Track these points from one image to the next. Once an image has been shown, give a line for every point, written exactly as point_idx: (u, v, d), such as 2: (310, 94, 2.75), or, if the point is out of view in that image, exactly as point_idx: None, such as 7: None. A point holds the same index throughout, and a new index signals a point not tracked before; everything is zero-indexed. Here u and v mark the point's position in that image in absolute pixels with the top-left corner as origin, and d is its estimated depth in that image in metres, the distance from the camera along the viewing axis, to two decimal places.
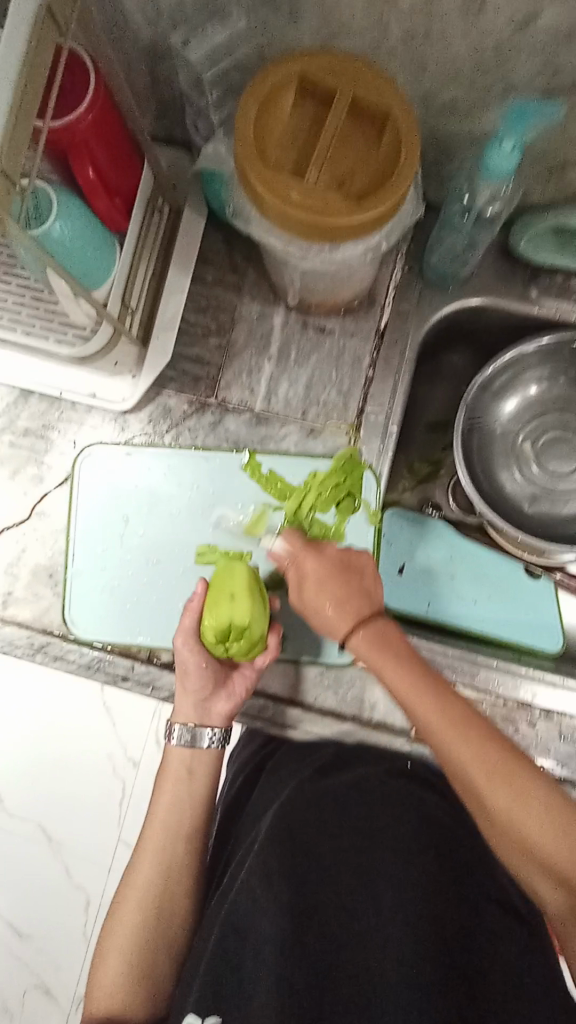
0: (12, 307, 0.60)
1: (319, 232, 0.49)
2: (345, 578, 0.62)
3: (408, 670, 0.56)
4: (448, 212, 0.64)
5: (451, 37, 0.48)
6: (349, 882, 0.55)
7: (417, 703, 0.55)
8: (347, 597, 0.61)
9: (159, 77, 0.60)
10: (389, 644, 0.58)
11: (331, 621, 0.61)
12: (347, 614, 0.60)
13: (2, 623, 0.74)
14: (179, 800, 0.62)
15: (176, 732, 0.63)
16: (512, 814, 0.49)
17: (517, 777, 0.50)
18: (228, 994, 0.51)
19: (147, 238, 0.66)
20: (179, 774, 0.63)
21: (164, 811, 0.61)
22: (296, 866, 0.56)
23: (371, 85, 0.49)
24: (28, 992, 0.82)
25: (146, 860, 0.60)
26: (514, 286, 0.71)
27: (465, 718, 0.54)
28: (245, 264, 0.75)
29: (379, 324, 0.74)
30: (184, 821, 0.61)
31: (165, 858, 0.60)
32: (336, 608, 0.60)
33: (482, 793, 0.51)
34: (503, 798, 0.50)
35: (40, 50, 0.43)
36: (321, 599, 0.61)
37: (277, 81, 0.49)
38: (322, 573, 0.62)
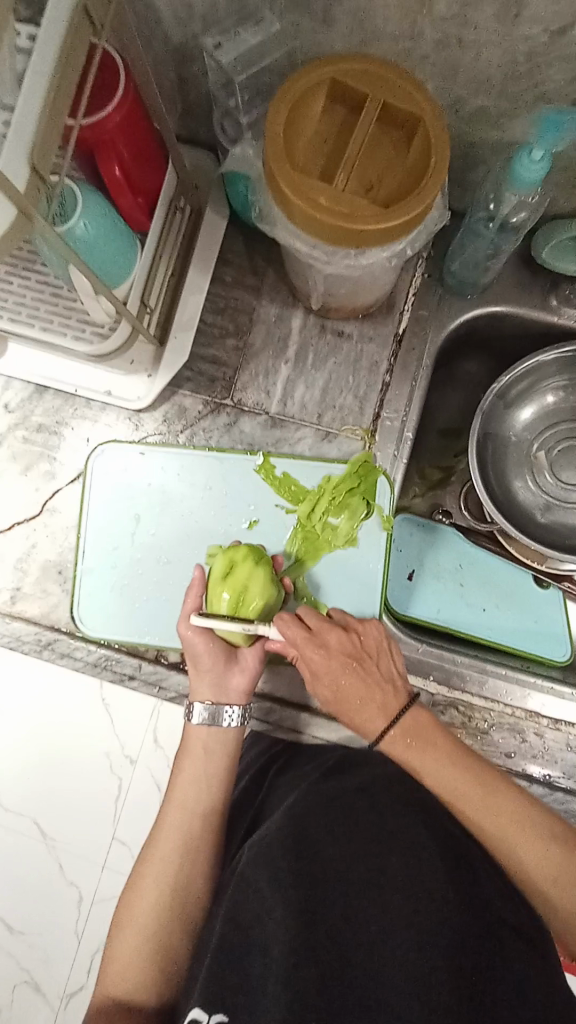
0: (29, 302, 0.59)
1: (343, 238, 0.49)
2: (359, 670, 0.64)
3: (437, 759, 0.62)
4: (473, 220, 0.64)
5: (484, 45, 0.49)
6: (355, 880, 0.54)
7: (442, 782, 0.62)
8: (366, 694, 0.64)
9: (188, 77, 0.60)
10: (416, 738, 0.63)
11: (361, 723, 0.64)
12: (374, 711, 0.63)
13: (10, 618, 0.74)
14: (199, 776, 0.61)
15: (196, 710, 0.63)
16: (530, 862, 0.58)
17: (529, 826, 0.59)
18: (231, 988, 0.51)
19: (168, 236, 0.66)
20: (201, 749, 0.63)
21: (184, 789, 0.61)
22: (303, 864, 0.55)
23: (401, 90, 0.49)
24: (17, 988, 0.81)
25: (165, 837, 0.60)
26: (534, 295, 0.71)
27: (487, 792, 0.61)
28: (265, 267, 0.76)
29: (396, 330, 0.74)
30: (202, 800, 0.61)
31: (185, 834, 0.59)
32: (363, 709, 0.64)
33: (507, 850, 0.59)
34: (518, 847, 0.58)
35: (74, 45, 0.43)
36: (343, 701, 0.64)
37: (307, 85, 0.49)
38: (336, 669, 0.63)
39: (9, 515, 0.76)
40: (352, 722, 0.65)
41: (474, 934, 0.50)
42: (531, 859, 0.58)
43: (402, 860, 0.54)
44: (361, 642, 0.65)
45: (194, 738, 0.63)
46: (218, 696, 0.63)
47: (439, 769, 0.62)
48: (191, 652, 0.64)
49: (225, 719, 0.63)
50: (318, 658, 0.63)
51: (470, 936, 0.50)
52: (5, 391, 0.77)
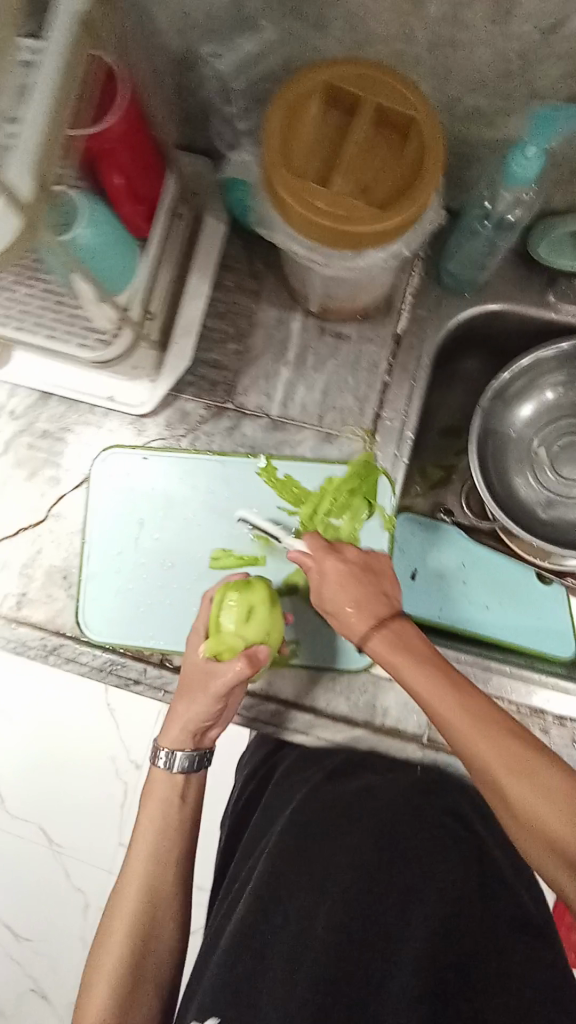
0: (34, 310, 0.60)
1: (342, 239, 0.50)
2: (365, 578, 0.61)
3: (417, 661, 0.56)
4: (468, 220, 0.65)
5: (477, 45, 0.49)
6: (360, 886, 0.55)
7: (421, 683, 0.55)
8: (365, 596, 0.60)
9: (186, 86, 0.61)
10: (400, 636, 0.58)
11: (350, 625, 0.60)
12: (362, 613, 0.59)
13: (16, 624, 0.74)
14: (162, 825, 0.61)
15: (163, 755, 0.63)
16: (510, 782, 0.49)
17: (511, 741, 0.51)
18: (233, 999, 0.50)
19: (168, 244, 0.67)
20: (167, 798, 0.62)
21: (150, 835, 0.60)
22: (307, 876, 0.57)
23: (395, 94, 0.50)
24: (25, 994, 0.83)
25: (130, 884, 0.58)
26: (530, 293, 0.72)
27: (475, 706, 0.53)
28: (263, 270, 0.76)
29: (395, 330, 0.74)
30: (169, 841, 0.60)
31: (150, 884, 0.58)
32: (359, 608, 0.60)
33: (479, 754, 0.51)
34: (504, 768, 0.50)
35: (75, 56, 0.44)
36: (335, 603, 0.61)
37: (303, 90, 0.50)
38: (342, 577, 0.61)
39: (15, 521, 0.76)
40: (343, 625, 0.61)
41: (475, 934, 0.51)
42: (511, 778, 0.49)
43: (409, 868, 0.56)
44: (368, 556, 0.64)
45: (158, 786, 0.63)
46: (189, 741, 0.63)
47: (413, 665, 0.56)
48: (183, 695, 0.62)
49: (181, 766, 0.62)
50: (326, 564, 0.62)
51: (468, 936, 0.51)
52: (10, 399, 0.78)
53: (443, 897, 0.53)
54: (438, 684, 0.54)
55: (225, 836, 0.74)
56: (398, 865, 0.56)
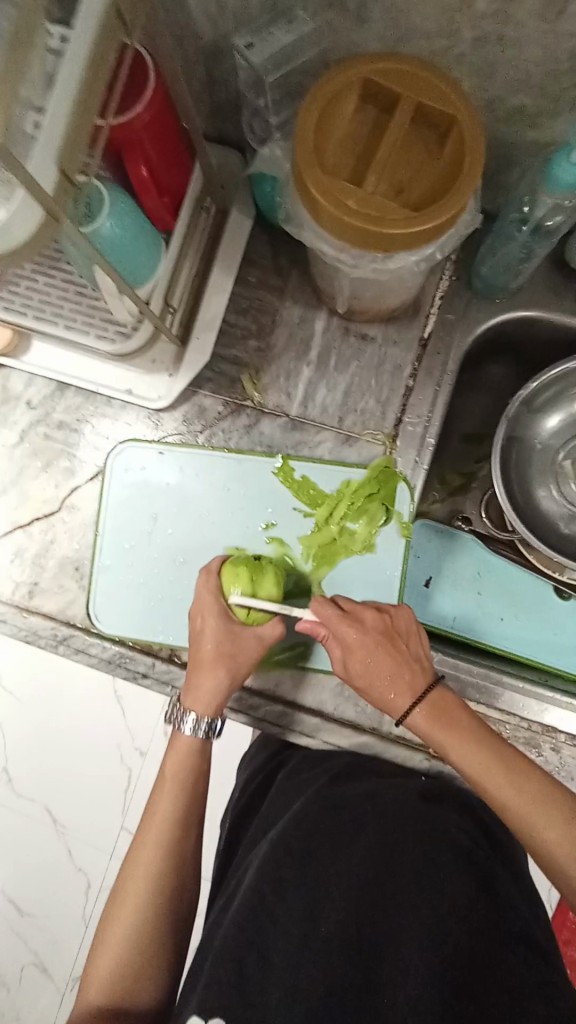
0: (55, 301, 0.59)
1: (370, 240, 0.48)
2: (394, 651, 0.59)
3: (470, 742, 0.56)
4: (505, 223, 0.62)
5: (524, 43, 0.47)
6: (364, 885, 0.54)
7: (475, 766, 0.56)
8: (397, 674, 0.58)
9: (217, 77, 0.59)
10: (446, 712, 0.58)
11: (389, 702, 0.59)
12: (402, 687, 0.58)
13: (27, 612, 0.75)
14: (185, 788, 0.59)
15: (191, 717, 0.60)
16: (558, 848, 0.52)
17: (562, 811, 0.54)
18: (228, 989, 0.51)
19: (192, 236, 0.66)
20: (191, 763, 0.60)
21: (172, 797, 0.59)
22: (307, 873, 0.57)
23: (436, 92, 0.47)
24: (26, 969, 0.85)
25: (150, 849, 0.57)
26: (565, 300, 0.69)
27: (532, 787, 0.54)
28: (289, 267, 0.75)
29: (421, 333, 0.73)
30: (187, 808, 0.59)
31: (171, 849, 0.57)
32: (392, 688, 0.58)
33: (530, 832, 0.53)
34: (555, 838, 0.52)
35: (106, 45, 0.42)
36: (373, 678, 0.59)
37: (341, 85, 0.48)
38: (370, 649, 0.59)
39: (29, 510, 0.77)
40: (379, 701, 0.59)
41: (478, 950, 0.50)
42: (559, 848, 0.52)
43: (409, 867, 0.56)
44: (393, 621, 0.61)
45: (181, 748, 0.60)
46: (216, 706, 0.60)
47: (466, 746, 0.56)
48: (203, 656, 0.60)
49: (204, 731, 0.60)
50: (350, 631, 0.59)
51: (474, 955, 0.49)
52: (28, 388, 0.78)
53: (448, 899, 0.53)
54: (486, 758, 0.56)
55: (225, 832, 0.76)
56: (400, 867, 0.55)
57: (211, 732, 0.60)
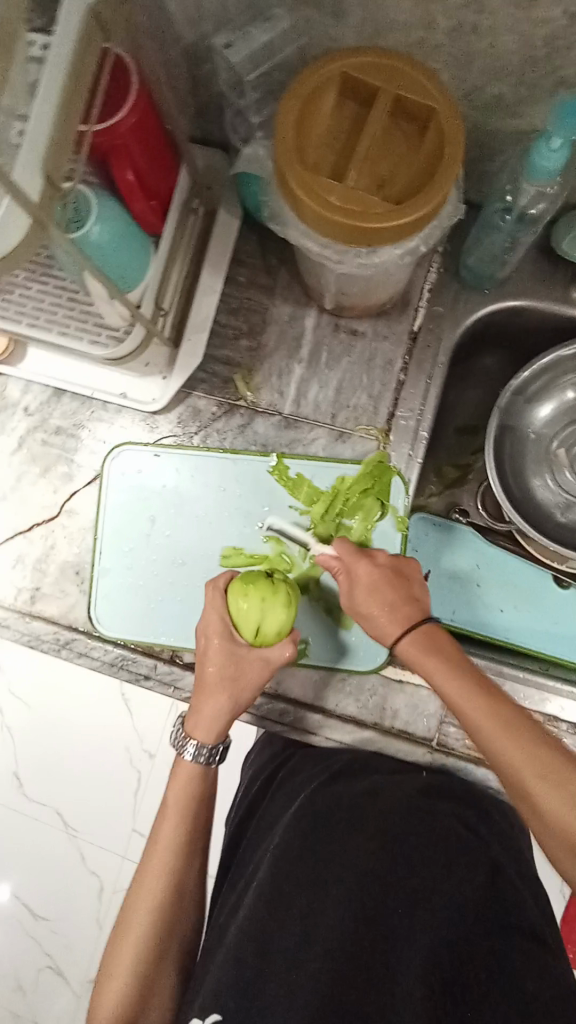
0: (47, 307, 0.60)
1: (353, 235, 0.48)
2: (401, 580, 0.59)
3: (453, 668, 0.54)
4: (489, 212, 0.63)
5: (500, 32, 0.47)
6: (368, 892, 0.54)
7: (453, 688, 0.53)
8: (399, 604, 0.58)
9: (198, 78, 0.60)
10: (435, 640, 0.56)
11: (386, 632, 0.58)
12: (398, 619, 0.58)
13: (30, 617, 0.75)
14: (190, 814, 0.59)
15: (191, 747, 0.59)
16: (536, 775, 0.48)
17: (542, 746, 0.49)
18: (235, 997, 0.51)
19: (181, 238, 0.67)
20: (195, 785, 0.60)
21: (175, 823, 0.58)
22: (310, 874, 0.57)
23: (413, 84, 0.48)
24: (42, 973, 0.86)
25: (154, 879, 0.56)
26: (553, 289, 0.69)
27: (519, 729, 0.50)
28: (278, 266, 0.75)
29: (412, 327, 0.73)
30: (189, 835, 0.58)
31: (175, 876, 0.57)
32: (389, 616, 0.58)
33: (511, 771, 0.49)
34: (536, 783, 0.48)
35: (86, 51, 0.43)
36: (373, 610, 0.59)
37: (319, 82, 0.48)
38: (375, 584, 0.59)
39: (29, 517, 0.77)
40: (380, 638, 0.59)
41: (478, 946, 0.51)
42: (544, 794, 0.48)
43: (413, 860, 0.56)
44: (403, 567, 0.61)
45: (185, 772, 0.60)
46: (221, 727, 0.59)
47: (447, 671, 0.54)
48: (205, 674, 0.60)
49: (207, 759, 0.59)
50: (360, 569, 0.60)
51: (472, 949, 0.50)
52: (24, 395, 0.79)
53: (451, 895, 0.53)
54: (470, 690, 0.53)
55: (230, 832, 0.76)
56: (403, 866, 0.56)
57: (213, 756, 0.60)
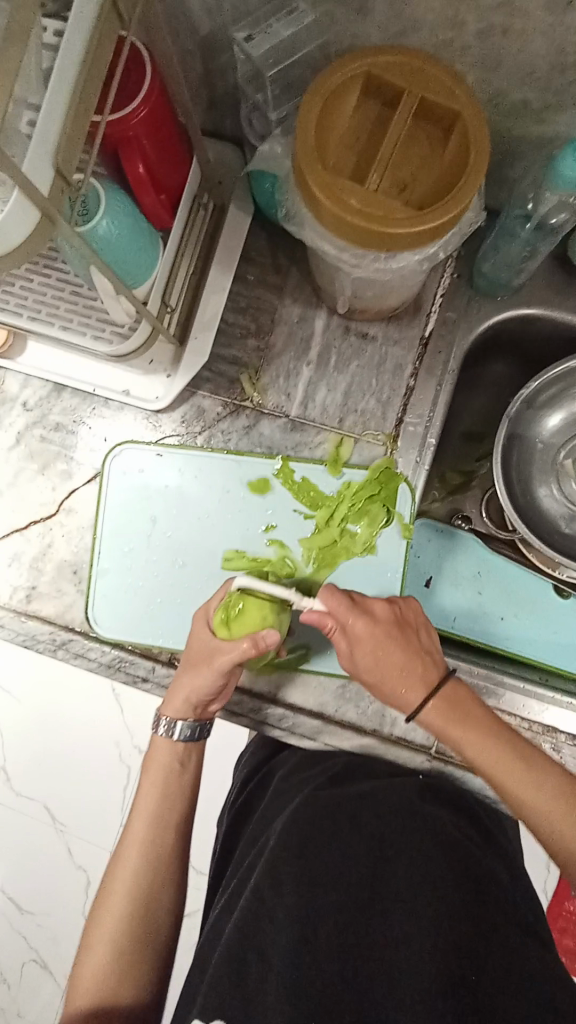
0: (49, 301, 0.57)
1: (370, 240, 0.47)
2: (402, 639, 0.58)
3: (476, 730, 0.57)
4: (508, 220, 0.62)
5: (530, 35, 0.46)
6: (357, 887, 0.54)
7: (474, 744, 0.56)
8: (407, 661, 0.58)
9: (214, 69, 0.57)
10: (454, 704, 0.58)
11: (399, 694, 0.58)
12: (414, 681, 0.58)
13: (25, 616, 0.74)
14: (166, 789, 0.59)
15: (162, 724, 0.61)
16: (548, 813, 0.54)
17: (544, 774, 0.55)
18: (227, 990, 0.51)
19: (190, 234, 0.65)
20: (167, 766, 0.61)
21: (150, 801, 0.59)
22: (307, 877, 0.56)
23: (439, 87, 0.46)
24: (26, 966, 0.85)
25: (130, 855, 0.57)
26: (568, 298, 0.69)
27: (526, 764, 0.56)
28: (288, 265, 0.74)
29: (422, 333, 0.72)
30: (167, 815, 0.59)
31: (150, 854, 0.57)
32: (403, 680, 0.58)
33: (530, 809, 0.55)
34: (547, 809, 0.54)
35: (102, 39, 0.41)
36: (383, 670, 0.57)
37: (342, 79, 0.47)
38: (379, 638, 0.57)
39: (26, 514, 0.76)
40: (389, 696, 0.59)
41: (468, 943, 0.50)
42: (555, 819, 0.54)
43: (408, 870, 0.55)
44: (401, 612, 0.60)
45: (160, 754, 0.61)
46: (192, 711, 0.61)
47: (470, 731, 0.57)
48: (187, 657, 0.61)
49: (179, 735, 0.60)
50: (358, 624, 0.57)
51: (469, 953, 0.50)
52: (24, 389, 0.77)
53: (449, 900, 0.53)
54: (489, 742, 0.56)
55: (224, 829, 0.76)
56: (399, 869, 0.56)
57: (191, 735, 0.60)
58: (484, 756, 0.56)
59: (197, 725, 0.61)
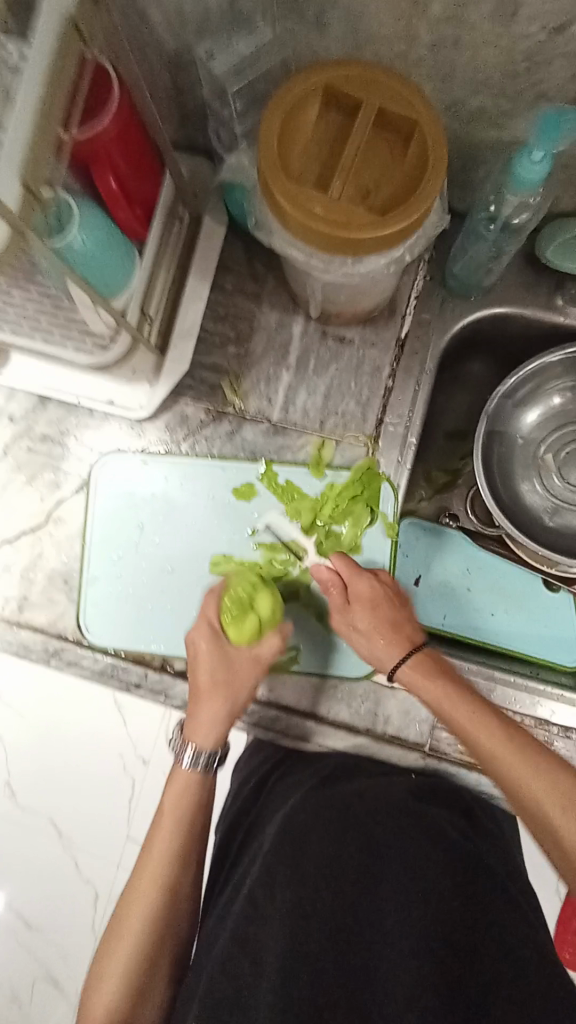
0: (31, 314, 0.59)
1: (338, 243, 0.48)
2: (391, 611, 0.63)
3: (458, 697, 0.58)
4: (473, 223, 0.63)
5: (480, 46, 0.48)
6: (352, 891, 0.55)
7: (453, 711, 0.58)
8: (393, 627, 0.63)
9: (182, 85, 0.59)
10: (437, 669, 0.61)
11: (380, 655, 0.63)
12: (394, 642, 0.62)
13: (18, 627, 0.75)
14: (187, 819, 0.59)
15: (188, 754, 0.61)
16: (529, 794, 0.54)
17: (525, 749, 0.56)
18: (226, 999, 0.51)
19: (164, 249, 0.68)
20: (190, 796, 0.60)
21: (170, 832, 0.59)
22: (301, 876, 0.56)
23: (396, 96, 0.48)
24: (37, 982, 0.85)
25: (149, 888, 0.57)
26: (538, 296, 0.70)
27: (506, 734, 0.57)
28: (264, 272, 0.75)
29: (399, 334, 0.73)
30: (184, 847, 0.59)
31: (169, 884, 0.57)
32: (384, 638, 0.62)
33: (515, 788, 0.55)
34: (529, 786, 0.54)
35: (64, 62, 0.43)
36: (369, 638, 0.63)
37: (303, 92, 0.48)
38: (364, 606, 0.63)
39: (17, 526, 0.77)
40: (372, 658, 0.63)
41: (462, 943, 0.51)
42: (539, 797, 0.54)
43: (405, 869, 0.56)
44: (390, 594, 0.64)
45: (180, 783, 0.61)
46: (217, 740, 0.61)
47: (452, 698, 0.58)
48: (203, 665, 0.62)
49: (204, 765, 0.61)
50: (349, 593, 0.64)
51: (462, 948, 0.51)
52: (9, 403, 0.78)
53: (446, 898, 0.54)
54: (471, 715, 0.58)
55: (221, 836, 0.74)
56: (393, 868, 0.56)
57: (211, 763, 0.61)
58: (467, 731, 0.57)
59: (219, 753, 0.62)
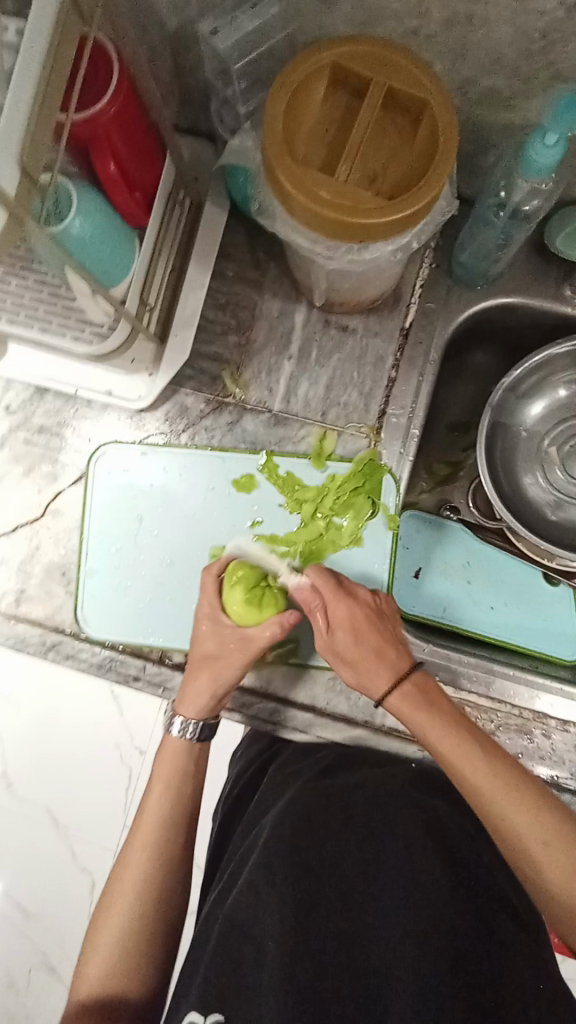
0: (28, 302, 0.57)
1: (344, 229, 0.47)
2: (380, 626, 0.60)
3: (449, 729, 0.55)
4: (482, 207, 0.62)
5: (494, 24, 0.46)
6: (351, 880, 0.55)
7: (443, 744, 0.55)
8: (381, 644, 0.59)
9: (184, 64, 0.57)
10: (425, 695, 0.57)
11: (369, 681, 0.59)
12: (382, 666, 0.58)
13: (15, 619, 0.74)
14: (177, 791, 0.60)
15: (177, 722, 0.62)
16: (526, 840, 0.50)
17: (521, 788, 0.52)
18: (226, 985, 0.52)
19: (166, 233, 0.65)
20: (180, 764, 0.62)
21: (161, 799, 0.59)
22: (303, 867, 0.56)
23: (406, 76, 0.46)
24: (34, 969, 0.85)
25: (138, 855, 0.57)
26: (545, 287, 0.69)
27: (502, 773, 0.53)
28: (266, 260, 0.74)
29: (402, 324, 0.72)
30: (176, 817, 0.59)
31: (158, 854, 0.57)
32: (374, 663, 0.59)
33: (511, 833, 0.51)
34: (526, 830, 0.51)
35: (63, 37, 0.41)
36: (356, 659, 0.59)
37: (310, 71, 0.47)
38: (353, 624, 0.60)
39: (13, 516, 0.76)
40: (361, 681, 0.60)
41: (468, 933, 0.51)
42: (535, 842, 0.50)
43: (401, 856, 0.55)
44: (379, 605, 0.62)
45: (170, 751, 0.62)
46: (206, 712, 0.62)
47: (444, 729, 0.55)
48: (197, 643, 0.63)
49: (191, 734, 0.62)
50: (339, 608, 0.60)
51: (468, 938, 0.50)
52: (6, 392, 0.76)
53: (438, 888, 0.53)
54: (461, 747, 0.55)
55: (219, 823, 0.76)
56: (391, 859, 0.55)
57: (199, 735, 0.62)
58: (460, 765, 0.54)
59: (211, 724, 0.62)
